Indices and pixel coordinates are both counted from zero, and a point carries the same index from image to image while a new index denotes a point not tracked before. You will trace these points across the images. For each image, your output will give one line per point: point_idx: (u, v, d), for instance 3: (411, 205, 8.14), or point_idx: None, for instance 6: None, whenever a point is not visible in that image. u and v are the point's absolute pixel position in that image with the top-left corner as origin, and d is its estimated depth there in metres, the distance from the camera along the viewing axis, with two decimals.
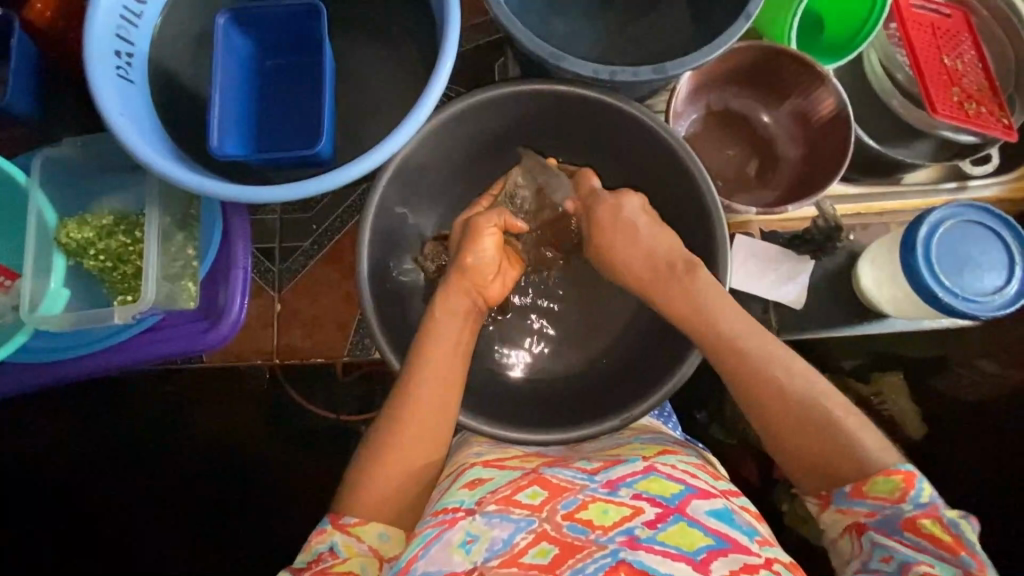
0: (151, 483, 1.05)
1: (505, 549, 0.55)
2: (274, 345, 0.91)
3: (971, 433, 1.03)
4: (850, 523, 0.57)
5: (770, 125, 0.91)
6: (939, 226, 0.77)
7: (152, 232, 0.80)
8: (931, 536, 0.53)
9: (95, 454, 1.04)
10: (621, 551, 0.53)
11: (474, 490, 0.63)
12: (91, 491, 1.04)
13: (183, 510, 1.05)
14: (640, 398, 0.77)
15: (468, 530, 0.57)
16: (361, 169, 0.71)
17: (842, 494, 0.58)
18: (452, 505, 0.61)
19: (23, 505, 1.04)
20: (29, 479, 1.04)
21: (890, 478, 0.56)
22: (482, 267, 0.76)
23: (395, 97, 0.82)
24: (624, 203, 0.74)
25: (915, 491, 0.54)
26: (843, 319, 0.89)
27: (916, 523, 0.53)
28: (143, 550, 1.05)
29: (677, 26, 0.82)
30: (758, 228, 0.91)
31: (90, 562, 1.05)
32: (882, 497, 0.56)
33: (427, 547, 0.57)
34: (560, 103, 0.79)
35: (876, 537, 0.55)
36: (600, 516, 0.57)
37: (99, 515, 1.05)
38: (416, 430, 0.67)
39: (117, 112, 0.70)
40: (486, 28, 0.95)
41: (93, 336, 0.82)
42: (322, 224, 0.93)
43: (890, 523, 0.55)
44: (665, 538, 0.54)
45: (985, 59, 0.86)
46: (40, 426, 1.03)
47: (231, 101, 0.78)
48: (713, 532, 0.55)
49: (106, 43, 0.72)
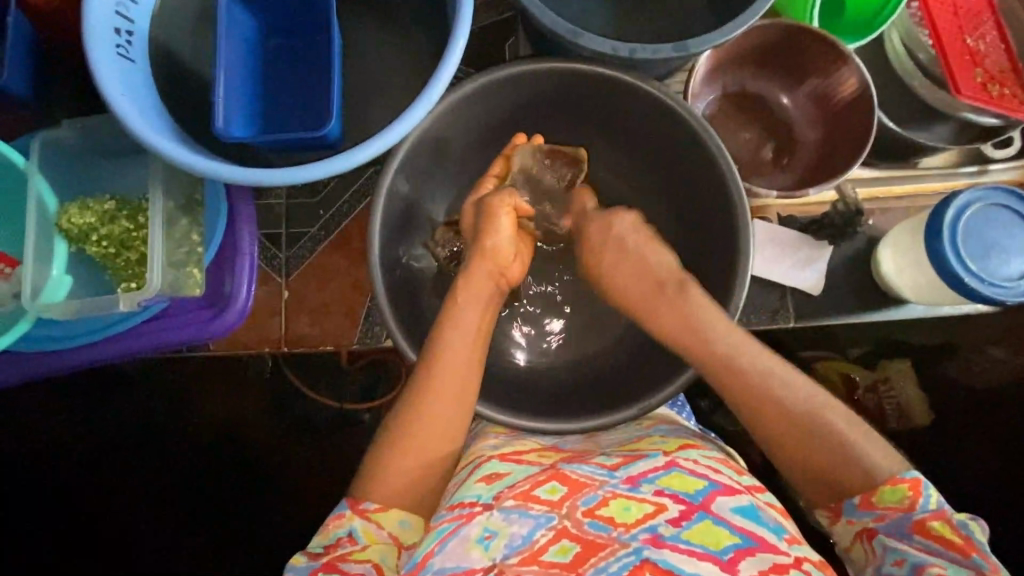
0: (153, 480, 1.03)
1: (525, 545, 0.54)
2: (281, 334, 0.89)
3: (973, 421, 1.03)
4: (860, 530, 0.56)
5: (788, 107, 0.88)
6: (966, 209, 0.76)
7: (156, 217, 0.77)
8: (943, 539, 0.52)
9: (96, 447, 1.02)
10: (644, 549, 0.52)
11: (491, 485, 0.61)
12: (90, 491, 1.03)
13: (183, 510, 1.03)
14: (657, 388, 0.75)
15: (486, 525, 0.56)
16: (371, 152, 0.69)
17: (851, 505, 0.57)
18: (469, 500, 0.59)
19: (23, 505, 1.02)
20: (27, 479, 1.02)
21: (896, 487, 0.55)
22: (500, 249, 0.74)
23: (405, 78, 0.80)
24: (616, 222, 0.74)
25: (923, 498, 0.53)
26: (861, 306, 0.88)
27: (926, 527, 0.53)
28: (142, 551, 1.03)
29: (695, 4, 0.80)
30: (776, 212, 0.89)
31: (90, 562, 1.03)
32: (891, 506, 0.54)
33: (444, 540, 0.56)
34: (577, 83, 0.77)
35: (888, 541, 0.54)
36: (622, 514, 0.55)
37: (100, 516, 1.03)
38: (432, 419, 0.65)
39: (119, 92, 0.67)
40: (496, 6, 0.92)
41: (95, 325, 0.80)
42: (329, 210, 0.90)
43: (901, 527, 0.54)
44: (690, 536, 0.53)
45: (1007, 39, 0.84)
46: (41, 418, 1.01)
47: (235, 82, 0.75)
48: (739, 531, 0.54)
49: (106, 20, 0.70)
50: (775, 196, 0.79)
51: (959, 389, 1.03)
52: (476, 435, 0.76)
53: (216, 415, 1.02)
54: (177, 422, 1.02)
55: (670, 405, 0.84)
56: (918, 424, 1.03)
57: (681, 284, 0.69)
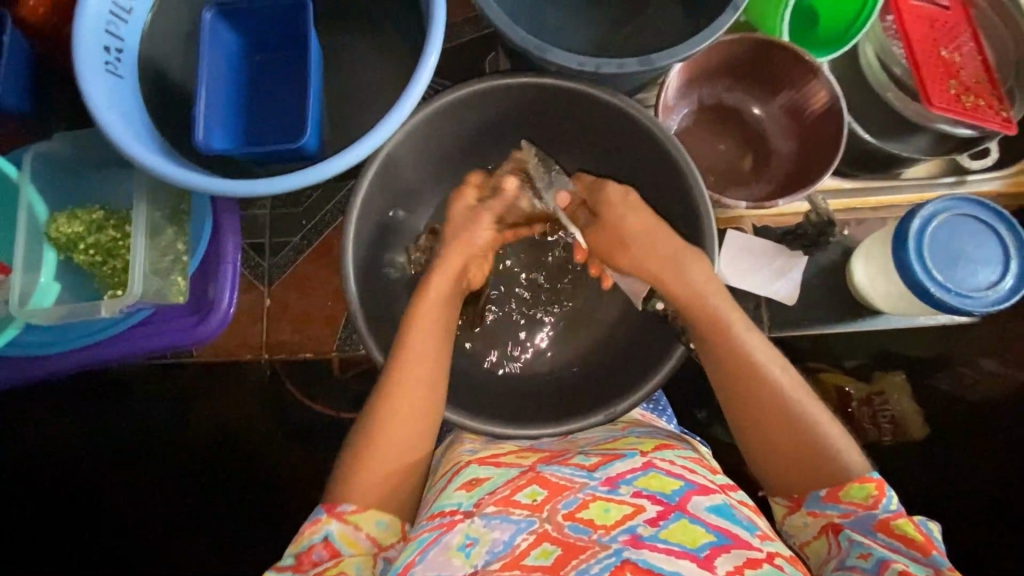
0: (141, 465, 1.08)
1: (506, 551, 0.52)
2: (262, 340, 0.92)
3: (951, 428, 1.04)
4: (827, 524, 0.58)
5: (762, 118, 0.90)
6: (932, 220, 0.76)
7: (139, 226, 0.80)
8: (904, 537, 0.54)
9: (93, 439, 1.07)
10: (625, 550, 0.51)
11: (471, 492, 0.60)
12: (78, 476, 1.08)
13: (170, 494, 1.09)
14: (621, 396, 0.76)
15: (468, 533, 0.55)
16: (343, 164, 0.70)
17: (815, 497, 0.59)
18: (449, 508, 0.59)
19: (16, 490, 1.08)
20: (27, 468, 1.08)
21: (863, 484, 0.58)
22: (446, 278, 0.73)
23: (382, 95, 0.82)
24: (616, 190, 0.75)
25: (886, 498, 0.57)
26: (836, 317, 0.89)
27: (891, 525, 0.55)
28: (130, 534, 1.09)
29: (668, 18, 0.82)
30: (750, 223, 0.90)
31: (78, 544, 1.09)
32: (856, 501, 0.57)
33: (424, 551, 0.55)
34: (548, 96, 0.79)
35: (853, 536, 0.56)
36: (602, 516, 0.55)
37: (86, 501, 1.08)
38: (403, 419, 0.65)
39: (104, 106, 0.70)
40: (476, 22, 0.95)
41: (83, 331, 0.82)
42: (312, 219, 0.93)
43: (866, 524, 0.56)
44: (668, 535, 0.52)
45: (983, 51, 0.85)
46: (44, 412, 1.06)
47: (218, 97, 0.77)
48: (714, 529, 0.53)
49: (94, 39, 0.72)
50: (745, 207, 0.80)
51: (941, 397, 1.04)
52: (453, 443, 0.76)
53: (209, 413, 1.07)
54: (172, 419, 1.07)
55: (650, 407, 0.84)
56: (911, 437, 1.04)
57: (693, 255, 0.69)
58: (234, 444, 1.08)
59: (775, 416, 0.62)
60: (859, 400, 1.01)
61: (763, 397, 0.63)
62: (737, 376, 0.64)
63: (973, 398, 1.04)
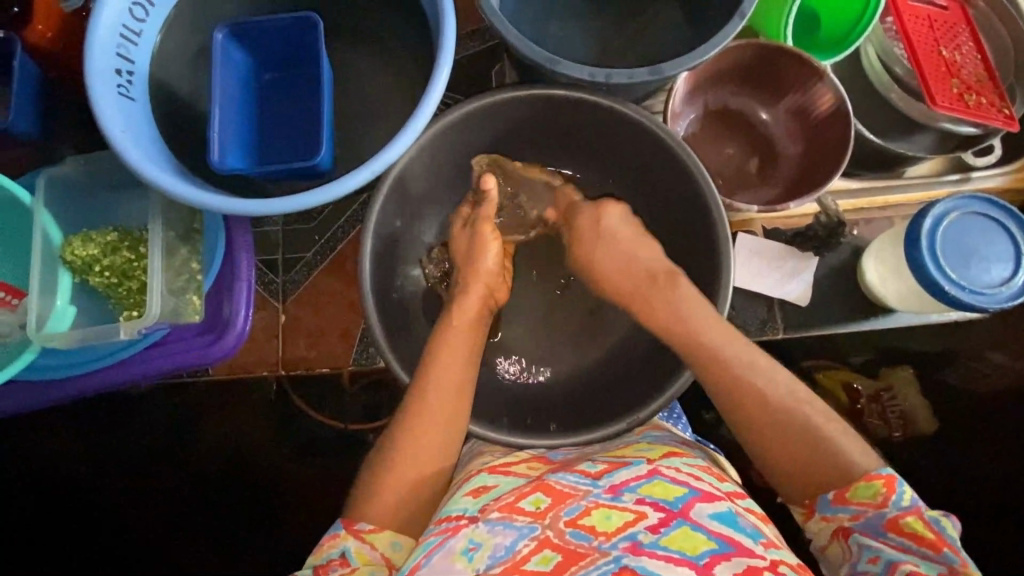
0: (152, 485, 1.08)
1: (507, 556, 0.53)
2: (279, 356, 0.92)
3: (960, 424, 1.05)
4: (837, 528, 0.58)
5: (769, 123, 0.91)
6: (943, 219, 0.77)
7: (155, 248, 0.80)
8: (915, 535, 0.54)
9: (105, 460, 1.07)
10: (624, 557, 0.51)
11: (477, 498, 0.60)
12: (89, 497, 1.07)
13: (182, 513, 1.08)
14: (644, 402, 0.76)
15: (471, 537, 0.55)
16: (360, 180, 0.70)
17: (825, 500, 0.59)
18: (455, 513, 0.59)
19: (26, 514, 1.07)
20: (37, 492, 1.07)
21: (871, 483, 0.56)
22: (465, 304, 0.74)
23: (393, 110, 0.83)
24: (604, 216, 0.77)
25: (896, 495, 0.56)
26: (845, 316, 0.90)
27: (900, 524, 0.55)
28: (143, 554, 1.09)
29: (673, 26, 0.83)
30: (761, 225, 0.91)
31: (90, 566, 1.08)
32: (864, 501, 0.56)
33: (429, 554, 0.54)
34: (556, 106, 0.79)
35: (864, 540, 0.56)
36: (603, 522, 0.55)
37: (98, 522, 1.08)
38: (430, 435, 0.65)
39: (118, 126, 0.70)
40: (482, 34, 0.96)
41: (100, 353, 0.82)
42: (324, 234, 0.94)
43: (875, 526, 0.56)
44: (668, 542, 0.52)
45: (983, 50, 0.86)
46: (55, 434, 1.06)
47: (230, 117, 0.78)
48: (716, 535, 0.53)
49: (106, 61, 0.72)
50: (756, 210, 0.80)
51: (949, 393, 1.05)
52: (471, 452, 0.77)
53: (220, 431, 1.06)
54: (184, 438, 1.07)
55: (665, 415, 0.85)
56: (920, 433, 1.04)
57: (671, 276, 0.71)
58: (239, 454, 1.07)
59: (785, 424, 0.61)
60: (868, 396, 1.02)
61: (770, 400, 0.62)
62: (739, 387, 0.63)
63: (975, 395, 1.05)
